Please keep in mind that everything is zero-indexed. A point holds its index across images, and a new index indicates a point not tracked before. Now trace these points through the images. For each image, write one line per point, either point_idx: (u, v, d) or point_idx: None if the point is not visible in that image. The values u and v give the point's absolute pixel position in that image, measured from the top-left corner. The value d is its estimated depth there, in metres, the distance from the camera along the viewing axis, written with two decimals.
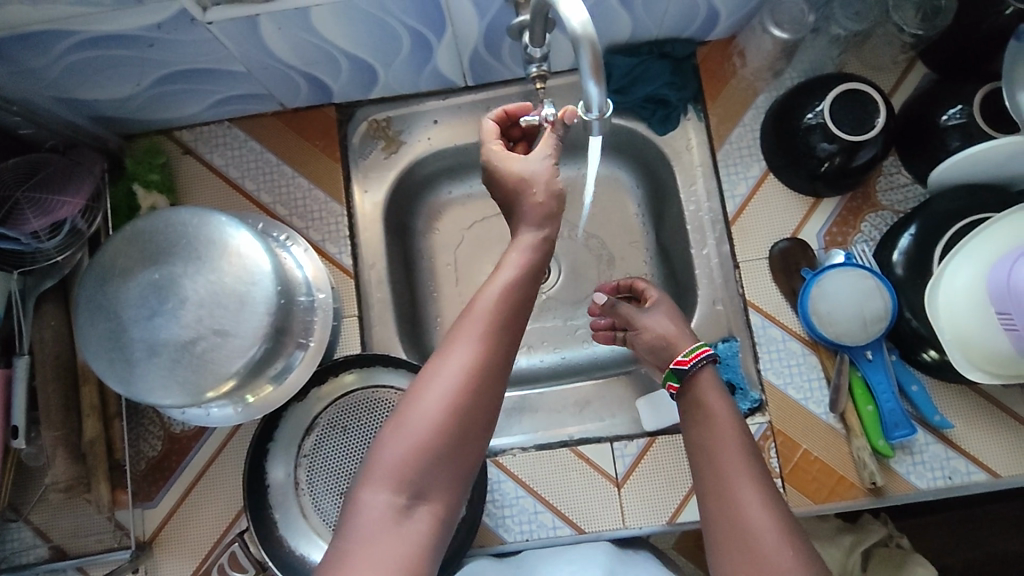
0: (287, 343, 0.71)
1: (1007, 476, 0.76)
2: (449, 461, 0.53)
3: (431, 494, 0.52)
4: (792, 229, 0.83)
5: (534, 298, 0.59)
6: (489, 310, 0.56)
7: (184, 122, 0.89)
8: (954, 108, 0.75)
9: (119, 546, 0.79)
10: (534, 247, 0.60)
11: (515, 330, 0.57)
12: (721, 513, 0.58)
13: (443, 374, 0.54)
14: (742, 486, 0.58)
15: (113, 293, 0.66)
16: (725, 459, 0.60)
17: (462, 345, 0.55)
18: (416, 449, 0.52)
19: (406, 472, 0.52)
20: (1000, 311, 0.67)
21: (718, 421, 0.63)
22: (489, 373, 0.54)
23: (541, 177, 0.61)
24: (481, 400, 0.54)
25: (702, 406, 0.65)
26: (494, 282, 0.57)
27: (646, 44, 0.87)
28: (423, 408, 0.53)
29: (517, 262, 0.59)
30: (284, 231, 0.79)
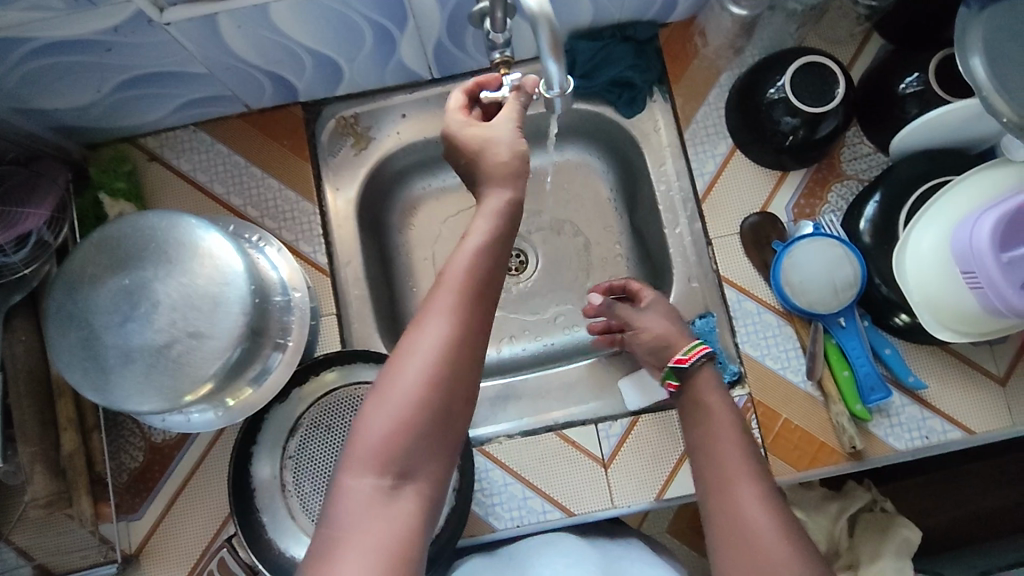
0: (264, 343, 0.71)
1: (981, 431, 0.78)
2: (431, 437, 0.53)
3: (416, 472, 0.53)
4: (761, 203, 0.84)
5: (502, 266, 0.59)
6: (459, 281, 0.56)
7: (149, 128, 0.88)
8: (911, 77, 0.77)
9: (105, 560, 0.78)
10: (495, 216, 0.59)
11: (487, 301, 0.57)
12: (717, 502, 0.61)
13: (418, 351, 0.54)
14: (741, 481, 0.60)
15: (84, 301, 0.65)
16: (723, 453, 0.64)
17: (434, 320, 0.55)
18: (397, 427, 0.52)
19: (390, 452, 0.52)
20: (965, 271, 0.69)
21: (715, 417, 0.67)
22: (463, 345, 0.54)
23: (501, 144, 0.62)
24: (459, 373, 0.54)
25: (700, 400, 0.69)
26: (460, 252, 0.57)
27: (608, 28, 0.87)
28: (401, 385, 0.53)
29: (482, 230, 0.58)
30: (256, 232, 0.79)
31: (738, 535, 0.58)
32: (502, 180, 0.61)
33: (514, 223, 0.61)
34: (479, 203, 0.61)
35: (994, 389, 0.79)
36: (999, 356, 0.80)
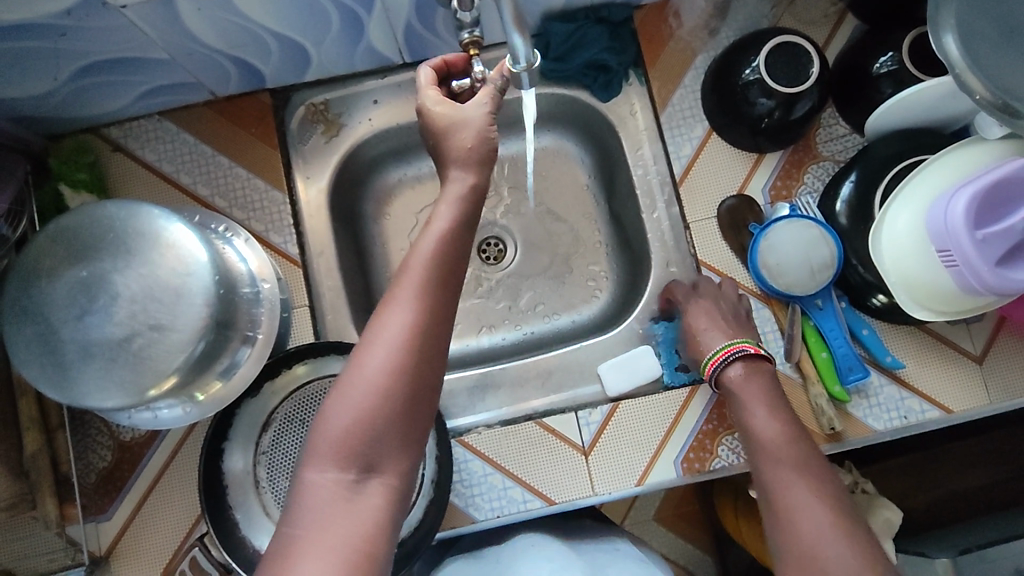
0: (232, 337, 0.69)
1: (958, 410, 0.78)
2: (396, 428, 0.52)
3: (381, 465, 0.52)
4: (738, 185, 0.84)
5: (467, 252, 0.58)
6: (423, 269, 0.55)
7: (112, 118, 0.85)
8: (885, 56, 0.77)
9: (73, 563, 0.76)
10: (457, 202, 0.59)
11: (452, 289, 0.56)
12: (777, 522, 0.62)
13: (380, 341, 0.53)
14: (791, 489, 0.63)
15: (40, 295, 0.63)
16: (783, 477, 0.64)
17: (397, 307, 0.54)
18: (360, 417, 0.51)
19: (353, 444, 0.51)
20: (940, 248, 0.68)
21: (765, 436, 0.68)
22: (429, 333, 0.54)
23: (474, 123, 0.61)
24: (423, 362, 0.53)
25: (745, 410, 0.70)
26: (424, 239, 0.57)
27: (582, 10, 0.85)
28: (364, 375, 0.52)
29: (447, 216, 0.58)
30: (223, 222, 0.76)
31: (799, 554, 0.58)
32: (472, 164, 0.60)
33: (477, 208, 0.60)
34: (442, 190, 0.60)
35: (970, 367, 0.79)
36: (975, 334, 0.80)
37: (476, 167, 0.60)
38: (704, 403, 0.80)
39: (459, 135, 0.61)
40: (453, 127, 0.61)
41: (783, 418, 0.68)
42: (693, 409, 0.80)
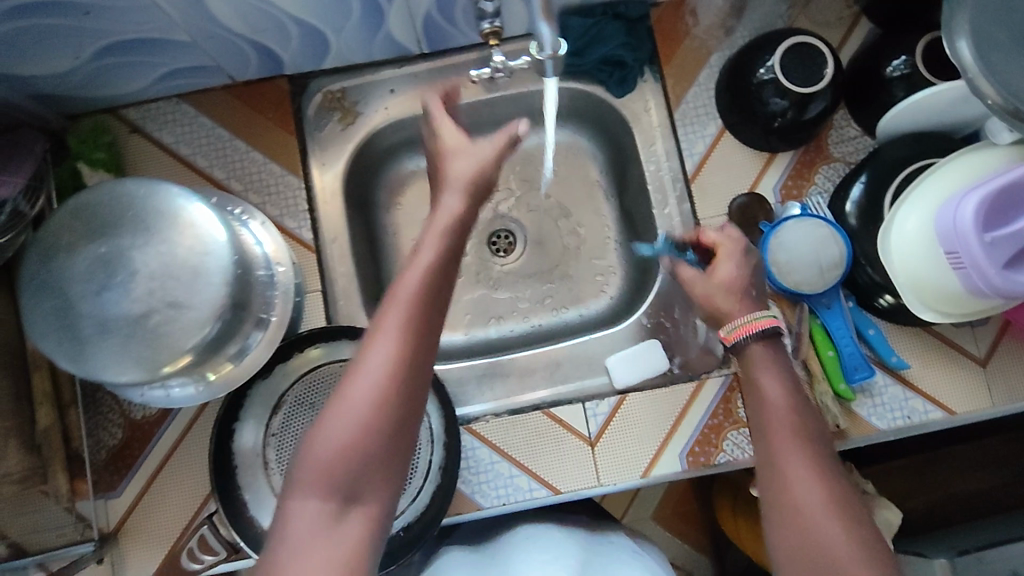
0: (246, 318, 0.70)
1: (961, 412, 0.79)
2: (381, 457, 0.53)
3: (365, 495, 0.52)
4: (750, 184, 0.85)
5: (454, 282, 0.59)
6: (409, 300, 0.55)
7: (131, 99, 0.85)
8: (898, 60, 0.77)
9: (81, 539, 0.76)
10: (445, 231, 0.60)
11: (437, 319, 0.56)
12: (770, 486, 0.56)
13: (364, 374, 0.53)
14: (792, 460, 0.56)
15: (59, 270, 0.64)
16: (794, 465, 0.55)
17: (383, 338, 0.54)
18: (344, 448, 0.52)
19: (337, 474, 0.51)
20: (949, 251, 0.69)
21: (774, 415, 0.59)
22: (413, 364, 0.54)
23: (485, 157, 0.67)
24: (406, 394, 0.53)
25: (756, 386, 0.62)
26: (411, 270, 0.57)
27: (600, 5, 0.87)
28: (349, 405, 0.52)
29: (433, 248, 0.59)
30: (239, 205, 0.76)
31: (793, 527, 0.53)
32: (463, 192, 0.65)
33: (463, 237, 0.61)
34: (432, 220, 0.62)
35: (974, 370, 0.80)
36: (980, 338, 0.81)
37: (467, 192, 0.64)
38: (711, 397, 0.81)
39: (458, 167, 0.66)
40: (459, 156, 0.67)
41: (796, 390, 0.61)
42: (700, 403, 0.80)
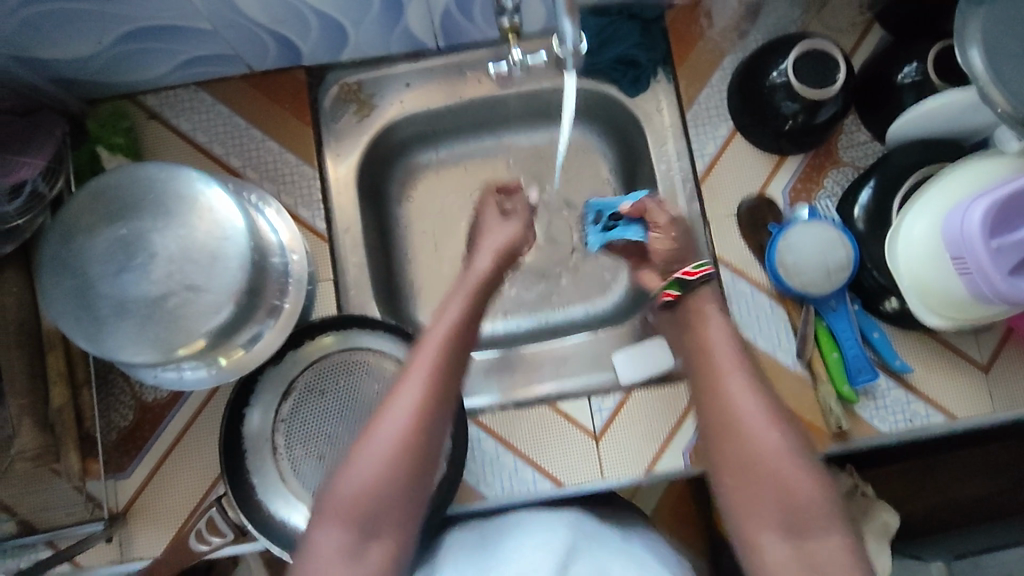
0: (261, 305, 0.71)
1: (962, 417, 0.80)
2: (397, 493, 0.63)
3: (381, 525, 0.62)
4: (759, 186, 0.85)
5: (466, 356, 0.71)
6: (427, 370, 0.66)
7: (150, 86, 0.87)
8: (909, 67, 0.78)
9: (90, 518, 0.78)
10: (466, 302, 0.75)
11: (451, 387, 0.67)
12: (711, 400, 0.69)
13: (386, 427, 0.64)
14: (729, 378, 0.69)
15: (79, 250, 0.65)
16: (741, 397, 0.67)
17: (402, 397, 0.65)
18: (369, 483, 0.62)
19: (361, 505, 0.62)
20: (955, 256, 0.70)
21: (718, 352, 0.71)
22: (428, 422, 0.65)
23: (512, 236, 0.83)
24: (420, 445, 0.64)
25: (699, 330, 0.74)
26: (428, 344, 0.69)
27: (616, 5, 0.88)
28: (374, 446, 0.63)
29: (449, 324, 0.71)
30: (256, 192, 0.77)
31: (727, 434, 0.66)
32: (490, 265, 0.79)
33: (481, 312, 0.75)
34: (451, 297, 0.76)
35: (976, 375, 0.81)
36: (983, 344, 0.82)
37: (495, 258, 0.80)
38: None
39: (490, 240, 0.83)
40: (486, 228, 0.85)
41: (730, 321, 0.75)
42: None
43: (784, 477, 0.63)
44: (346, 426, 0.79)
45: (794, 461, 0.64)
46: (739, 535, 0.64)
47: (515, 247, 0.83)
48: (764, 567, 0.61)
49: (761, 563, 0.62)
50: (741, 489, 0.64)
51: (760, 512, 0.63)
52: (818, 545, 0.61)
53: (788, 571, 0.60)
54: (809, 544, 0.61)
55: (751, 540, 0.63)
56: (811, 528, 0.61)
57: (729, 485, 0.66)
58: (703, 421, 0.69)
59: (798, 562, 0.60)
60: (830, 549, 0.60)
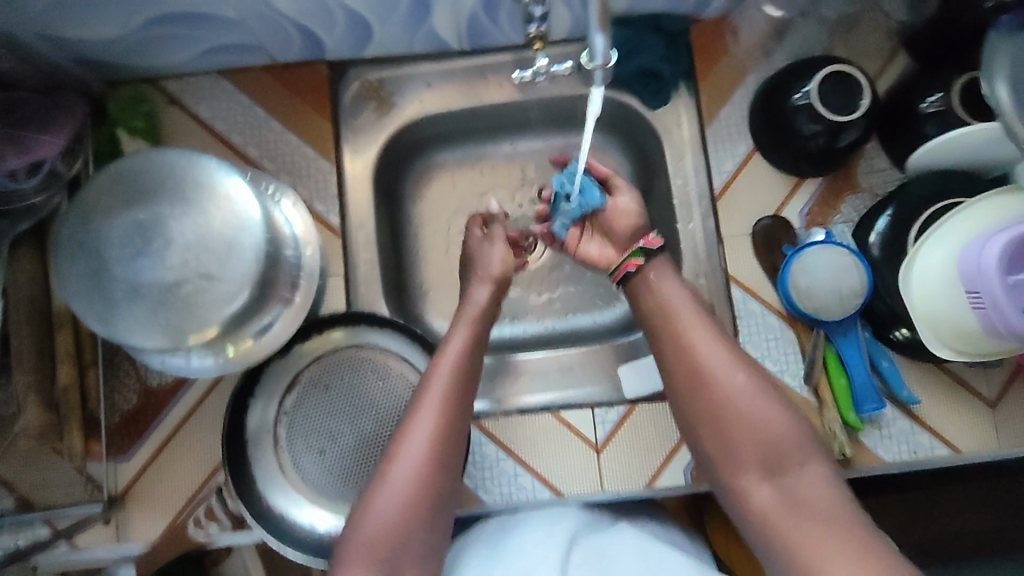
0: (273, 295, 0.71)
1: (967, 451, 0.80)
2: (417, 533, 0.63)
3: (403, 565, 0.62)
4: (775, 207, 0.85)
5: (475, 382, 0.72)
6: (438, 400, 0.67)
7: (172, 71, 0.87)
8: (933, 96, 0.78)
9: (88, 499, 0.78)
10: (472, 326, 0.75)
11: (462, 415, 0.68)
12: (677, 357, 0.70)
13: (403, 461, 0.64)
14: (694, 332, 0.70)
15: (95, 232, 0.64)
16: (706, 349, 0.68)
17: (417, 429, 0.66)
18: (386, 524, 0.62)
19: (380, 547, 0.61)
20: (971, 291, 0.69)
21: (677, 311, 0.72)
22: (443, 453, 0.66)
23: (501, 257, 0.83)
24: (438, 477, 0.65)
25: (654, 292, 0.74)
26: (437, 368, 0.70)
27: (642, 17, 0.88)
28: (390, 485, 0.63)
29: (457, 348, 0.72)
30: (272, 184, 0.77)
31: (699, 386, 0.67)
32: (488, 283, 0.80)
33: (484, 334, 0.76)
34: (456, 321, 0.76)
35: (982, 411, 0.81)
36: (991, 380, 0.81)
37: (493, 284, 0.80)
38: None
39: (491, 264, 0.82)
40: (483, 249, 0.84)
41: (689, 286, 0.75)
42: None
43: (754, 420, 0.64)
44: (348, 422, 0.80)
45: (762, 403, 0.65)
46: (721, 479, 0.66)
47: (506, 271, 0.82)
48: (750, 509, 0.62)
49: (744, 503, 0.63)
50: (716, 436, 0.66)
51: (739, 457, 0.64)
52: (797, 480, 0.61)
53: (771, 511, 0.61)
54: (789, 481, 0.62)
55: (735, 483, 0.64)
56: (789, 464, 0.62)
57: (701, 433, 0.67)
58: (669, 379, 0.70)
59: (780, 499, 0.61)
60: (810, 484, 0.61)
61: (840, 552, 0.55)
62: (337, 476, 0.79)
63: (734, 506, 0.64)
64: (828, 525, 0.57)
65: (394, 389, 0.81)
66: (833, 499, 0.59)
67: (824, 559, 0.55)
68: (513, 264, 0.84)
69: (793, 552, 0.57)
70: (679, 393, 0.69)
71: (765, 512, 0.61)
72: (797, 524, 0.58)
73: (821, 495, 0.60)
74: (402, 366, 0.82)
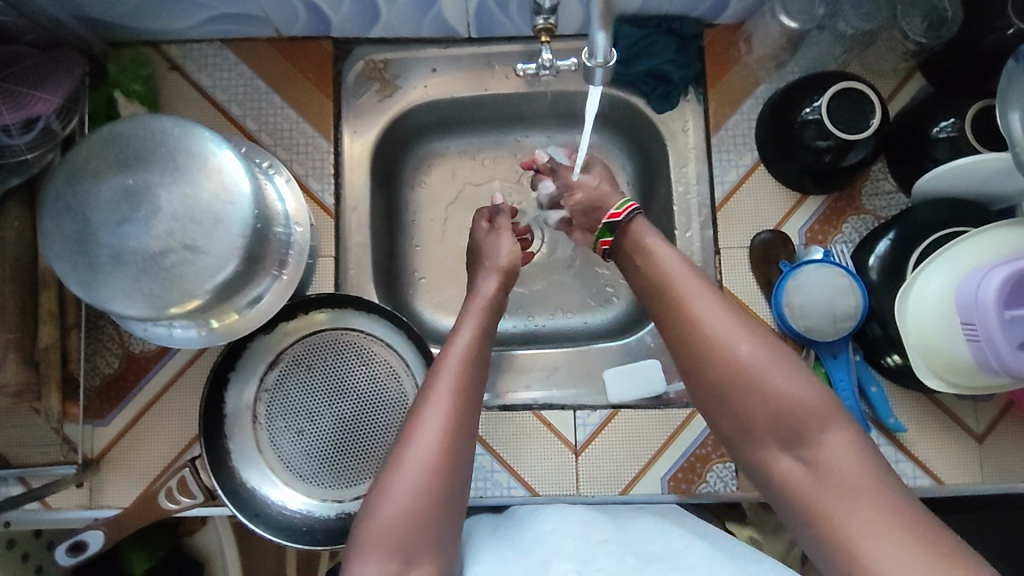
0: (260, 271, 0.70)
1: (949, 483, 0.79)
2: (432, 525, 0.59)
3: (419, 558, 0.58)
4: (776, 222, 0.84)
5: (487, 364, 0.70)
6: (453, 378, 0.66)
7: (175, 36, 0.86)
8: (946, 121, 0.76)
9: (64, 460, 0.78)
10: (482, 312, 0.74)
11: (475, 394, 0.67)
12: (682, 333, 0.64)
13: (420, 442, 0.62)
14: (697, 304, 0.64)
15: (83, 195, 0.64)
16: (710, 320, 0.63)
17: (434, 408, 0.64)
18: (401, 515, 0.59)
19: (396, 539, 0.58)
20: (965, 322, 0.68)
21: (677, 282, 0.67)
22: (459, 432, 0.63)
23: (506, 249, 0.83)
24: (455, 459, 0.62)
25: (653, 261, 0.70)
26: (453, 347, 0.69)
27: (655, 18, 0.86)
28: (404, 475, 0.60)
29: (470, 330, 0.71)
30: (267, 159, 0.77)
31: (705, 361, 0.62)
32: (495, 271, 0.80)
33: (494, 316, 0.75)
34: (466, 306, 0.75)
35: (968, 444, 0.80)
36: (980, 414, 0.80)
37: (500, 274, 0.80)
38: (701, 428, 0.81)
39: (497, 252, 0.83)
40: (489, 243, 0.84)
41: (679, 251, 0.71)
42: (689, 433, 0.81)
43: (769, 392, 0.59)
44: (328, 404, 0.79)
45: (778, 372, 0.60)
46: (744, 456, 0.61)
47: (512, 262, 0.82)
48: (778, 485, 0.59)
49: (771, 476, 0.60)
50: (729, 413, 0.61)
51: (757, 433, 0.60)
52: (822, 452, 0.57)
53: (799, 486, 0.57)
54: (813, 454, 0.57)
55: (758, 457, 0.60)
56: (808, 433, 0.58)
57: (715, 411, 0.62)
58: (675, 352, 0.66)
59: (807, 473, 0.57)
60: (838, 448, 0.56)
61: (878, 526, 0.52)
62: (314, 457, 0.79)
63: (761, 480, 0.61)
64: (860, 494, 0.54)
65: (378, 374, 0.81)
66: (862, 468, 0.55)
67: (863, 535, 0.52)
68: (519, 254, 0.83)
69: (828, 530, 0.54)
70: (687, 369, 0.64)
71: (793, 488, 0.57)
72: (826, 497, 0.55)
73: (849, 466, 0.55)
74: (387, 352, 0.81)
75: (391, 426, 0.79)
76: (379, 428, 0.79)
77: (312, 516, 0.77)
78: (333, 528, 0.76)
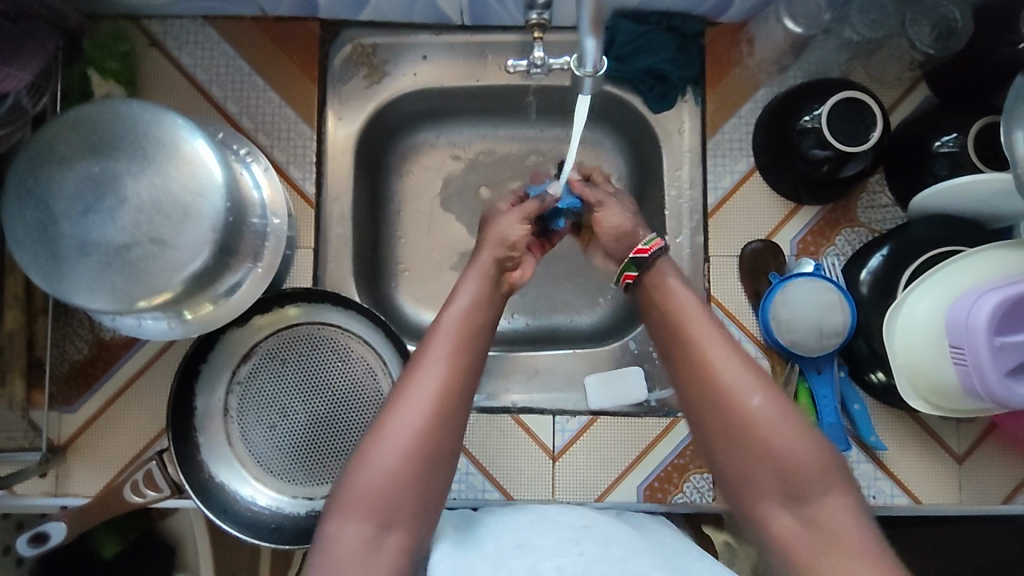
0: (235, 261, 0.67)
1: (927, 503, 0.78)
2: (415, 489, 0.58)
3: (398, 521, 0.57)
4: (768, 231, 0.82)
5: (490, 325, 0.68)
6: (448, 340, 0.64)
7: (154, 11, 0.82)
8: (949, 135, 0.74)
9: (30, 447, 0.76)
10: (486, 275, 0.71)
11: (475, 358, 0.64)
12: (689, 369, 0.62)
13: (410, 404, 0.60)
14: (713, 346, 0.62)
15: (46, 181, 0.61)
16: (721, 365, 0.61)
17: (427, 369, 0.62)
18: (385, 478, 0.57)
19: (381, 501, 0.57)
20: (954, 345, 0.67)
21: (687, 318, 0.64)
22: (451, 398, 0.61)
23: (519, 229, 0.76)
24: (445, 426, 0.60)
25: (667, 298, 0.66)
26: (451, 309, 0.67)
27: (655, 14, 0.83)
28: (390, 436, 0.59)
29: (470, 293, 0.69)
30: (245, 145, 0.73)
31: (711, 407, 0.60)
32: (494, 245, 0.74)
33: (494, 283, 0.71)
34: (469, 269, 0.72)
35: (948, 464, 0.79)
36: (962, 434, 0.80)
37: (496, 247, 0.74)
38: (679, 439, 0.80)
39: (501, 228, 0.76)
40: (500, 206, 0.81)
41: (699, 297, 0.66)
42: (666, 443, 0.80)
43: (774, 449, 0.57)
44: (302, 400, 0.78)
45: (786, 428, 0.58)
46: (739, 509, 0.59)
47: (517, 278, 0.75)
48: (769, 540, 0.57)
49: (767, 533, 0.58)
50: (729, 458, 0.59)
51: (758, 485, 0.58)
52: (822, 516, 0.56)
53: (795, 543, 0.56)
54: (813, 512, 0.56)
55: (753, 512, 0.58)
56: (810, 493, 0.56)
57: (721, 462, 0.60)
58: (676, 383, 0.63)
59: (805, 534, 0.56)
60: (837, 513, 0.56)
61: None
62: (285, 452, 0.77)
63: (756, 535, 0.59)
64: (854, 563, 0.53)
65: (353, 372, 0.79)
66: (861, 538, 0.54)
67: None
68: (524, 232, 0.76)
69: None
70: (692, 411, 0.62)
71: (789, 545, 0.56)
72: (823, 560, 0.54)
73: (851, 531, 0.55)
74: (363, 349, 0.79)
75: (364, 423, 0.78)
76: (350, 424, 0.77)
77: (282, 513, 0.76)
78: (301, 526, 0.75)
